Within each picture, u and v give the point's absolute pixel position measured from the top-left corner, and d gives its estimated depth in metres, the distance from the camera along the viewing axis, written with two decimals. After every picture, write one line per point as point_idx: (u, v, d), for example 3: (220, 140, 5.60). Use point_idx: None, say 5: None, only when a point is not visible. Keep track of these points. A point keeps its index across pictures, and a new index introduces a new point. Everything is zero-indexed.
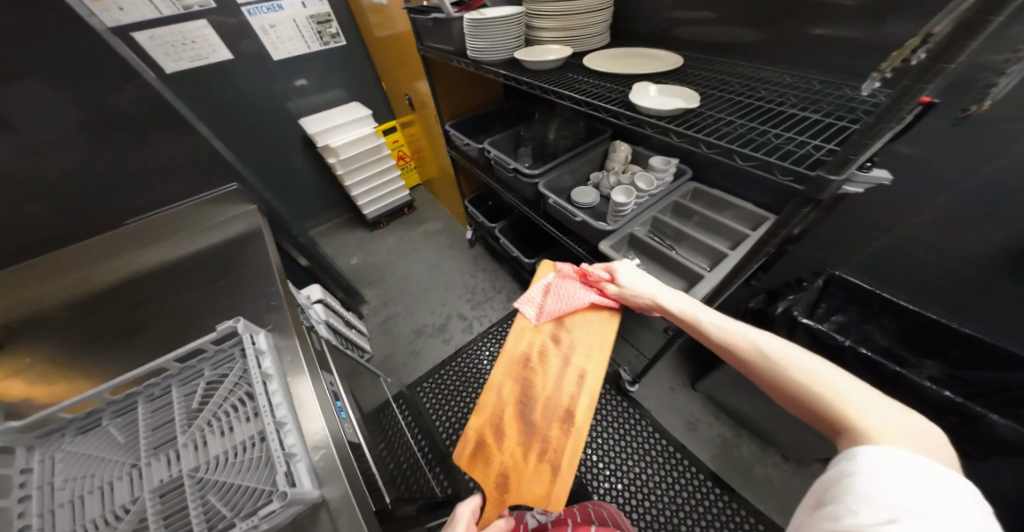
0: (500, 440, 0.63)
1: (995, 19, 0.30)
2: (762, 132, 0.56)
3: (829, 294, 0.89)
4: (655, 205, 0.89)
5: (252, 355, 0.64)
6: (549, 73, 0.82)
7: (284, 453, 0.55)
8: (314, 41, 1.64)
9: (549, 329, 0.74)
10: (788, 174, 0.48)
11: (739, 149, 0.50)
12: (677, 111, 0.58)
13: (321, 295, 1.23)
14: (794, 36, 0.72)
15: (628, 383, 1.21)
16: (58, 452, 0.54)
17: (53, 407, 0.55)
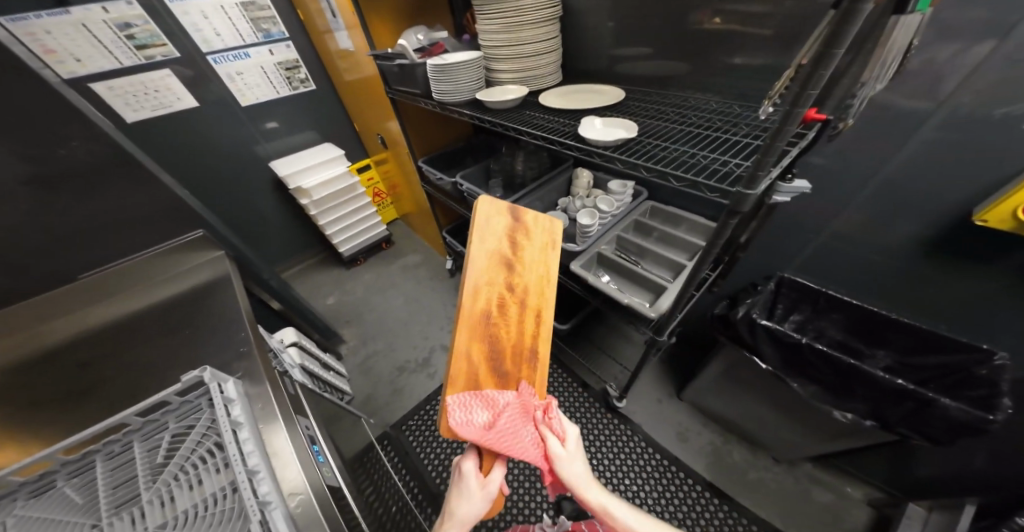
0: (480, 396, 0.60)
1: (837, 51, 0.36)
2: (693, 155, 0.62)
3: (783, 295, 0.95)
4: (618, 224, 0.95)
5: (221, 404, 0.61)
6: (509, 111, 0.89)
7: (257, 502, 0.52)
8: (282, 86, 1.69)
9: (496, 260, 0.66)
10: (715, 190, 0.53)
11: (671, 171, 0.57)
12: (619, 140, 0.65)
13: (295, 338, 1.20)
14: (720, 66, 0.82)
15: (616, 399, 1.19)
16: (9, 519, 0.51)
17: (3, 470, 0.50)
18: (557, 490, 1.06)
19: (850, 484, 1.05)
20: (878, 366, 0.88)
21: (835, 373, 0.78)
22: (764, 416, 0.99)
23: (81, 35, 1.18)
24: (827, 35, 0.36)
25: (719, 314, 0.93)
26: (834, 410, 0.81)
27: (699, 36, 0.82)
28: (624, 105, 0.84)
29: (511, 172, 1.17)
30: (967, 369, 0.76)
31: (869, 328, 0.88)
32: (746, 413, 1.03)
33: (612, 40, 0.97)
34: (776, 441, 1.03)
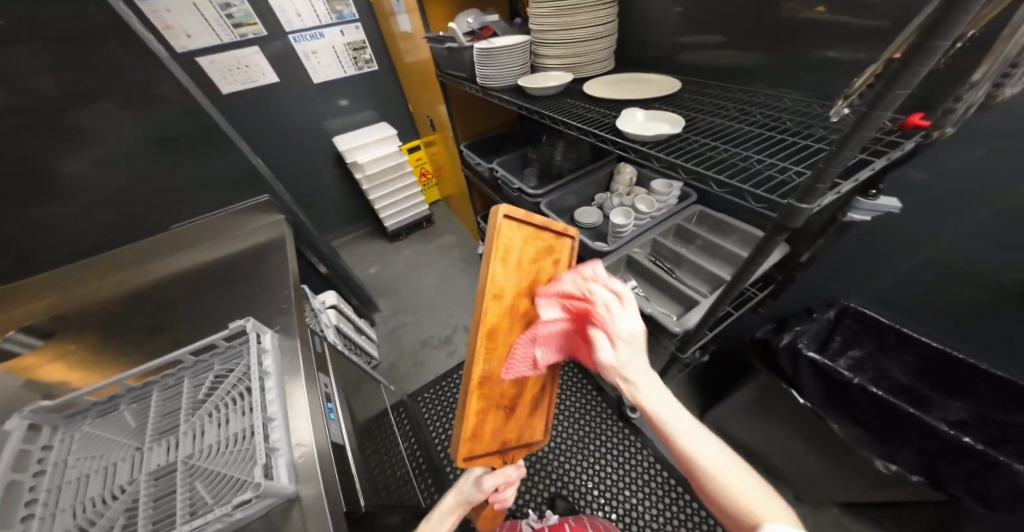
0: None
1: (944, 43, 0.28)
2: (746, 158, 0.54)
3: (844, 326, 0.83)
4: (656, 227, 0.88)
5: (255, 352, 0.68)
6: (549, 98, 0.85)
7: (266, 447, 0.58)
8: (349, 65, 1.79)
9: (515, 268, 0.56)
10: (761, 201, 0.45)
11: (713, 174, 0.49)
12: (658, 137, 0.58)
13: (335, 300, 1.29)
14: (804, 59, 0.71)
15: (629, 408, 1.16)
16: (77, 433, 0.62)
17: (79, 390, 0.63)
18: (552, 487, 1.07)
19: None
20: (947, 417, 0.73)
21: (886, 423, 0.69)
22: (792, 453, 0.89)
23: (191, 14, 1.34)
24: (925, 25, 0.28)
25: (759, 336, 0.84)
26: (875, 459, 0.71)
27: (782, 23, 0.71)
28: (677, 98, 0.76)
29: (550, 162, 1.14)
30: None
31: (945, 375, 0.74)
32: (774, 446, 0.94)
33: (678, 25, 0.88)
34: (803, 482, 0.93)
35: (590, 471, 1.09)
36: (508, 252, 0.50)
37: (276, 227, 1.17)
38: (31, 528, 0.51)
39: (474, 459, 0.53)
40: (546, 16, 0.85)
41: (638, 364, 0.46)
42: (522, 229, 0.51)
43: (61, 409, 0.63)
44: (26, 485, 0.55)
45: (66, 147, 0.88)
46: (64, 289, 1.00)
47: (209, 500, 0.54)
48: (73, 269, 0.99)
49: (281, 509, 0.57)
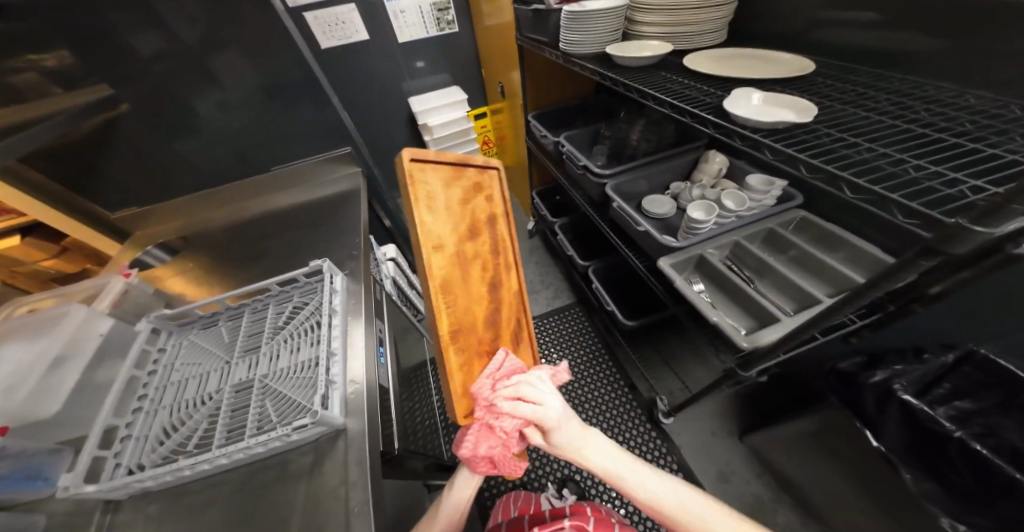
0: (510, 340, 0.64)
1: None
2: (898, 160, 0.42)
3: (960, 375, 0.65)
4: (742, 228, 0.78)
5: (327, 291, 0.75)
6: (640, 70, 0.78)
7: (326, 379, 0.64)
8: (432, 26, 1.78)
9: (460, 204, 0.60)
10: (914, 218, 0.34)
11: (847, 176, 0.37)
12: (776, 124, 0.48)
13: (394, 254, 1.36)
14: (991, 46, 0.56)
15: (662, 414, 1.08)
16: (185, 340, 0.77)
17: (191, 305, 0.79)
18: (565, 470, 1.09)
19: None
20: None
21: (977, 480, 0.57)
22: (841, 499, 0.76)
23: None
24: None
25: (840, 368, 0.71)
26: (941, 516, 0.55)
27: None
28: (805, 83, 0.65)
29: (624, 142, 1.06)
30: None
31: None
32: (820, 487, 0.81)
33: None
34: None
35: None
36: (430, 195, 0.55)
37: (350, 182, 1.23)
38: (139, 418, 0.66)
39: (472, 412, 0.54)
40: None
41: (573, 427, 0.52)
42: (437, 173, 0.58)
43: (177, 318, 0.80)
44: (141, 382, 0.70)
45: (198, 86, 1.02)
46: (188, 214, 1.19)
47: (274, 418, 0.62)
48: (194, 197, 1.17)
49: (329, 437, 0.63)
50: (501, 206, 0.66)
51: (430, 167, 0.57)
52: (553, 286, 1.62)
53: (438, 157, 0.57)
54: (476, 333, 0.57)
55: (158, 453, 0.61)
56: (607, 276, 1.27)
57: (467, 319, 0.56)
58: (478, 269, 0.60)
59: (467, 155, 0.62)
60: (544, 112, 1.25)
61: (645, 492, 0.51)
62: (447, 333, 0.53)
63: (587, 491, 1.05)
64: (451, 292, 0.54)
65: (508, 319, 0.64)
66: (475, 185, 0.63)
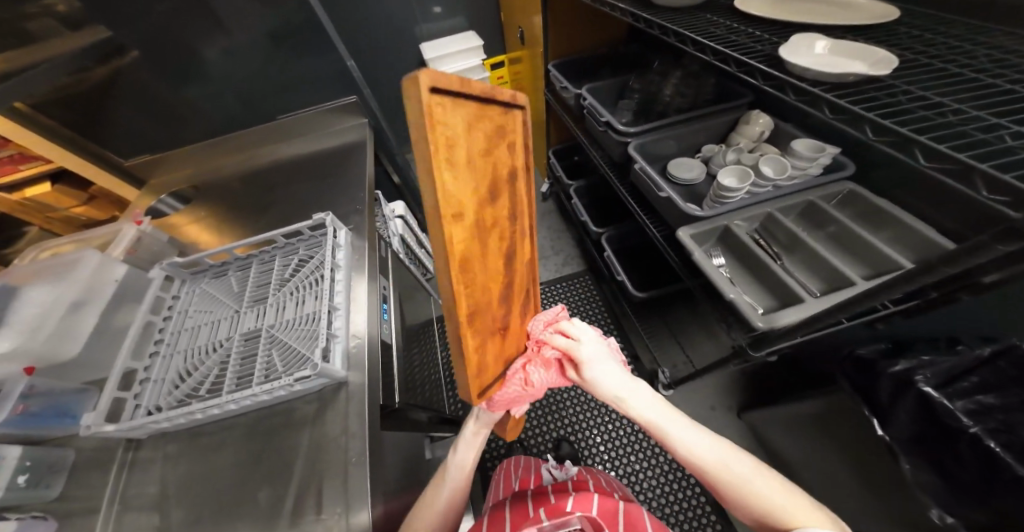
0: (519, 311, 0.61)
1: None
2: (988, 124, 0.35)
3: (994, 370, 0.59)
4: (778, 200, 0.71)
5: (330, 245, 0.74)
6: (680, 12, 0.68)
7: (327, 333, 0.64)
8: None
9: (479, 154, 0.44)
10: (999, 193, 0.28)
11: (924, 140, 0.31)
12: (842, 75, 0.41)
13: (403, 211, 1.32)
14: None
15: (662, 386, 1.11)
16: (197, 288, 0.79)
17: (200, 254, 0.79)
18: (561, 431, 1.13)
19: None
20: None
21: (980, 475, 0.53)
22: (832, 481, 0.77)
23: None
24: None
25: (859, 354, 0.68)
26: (930, 506, 0.56)
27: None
28: (879, 33, 0.55)
29: (654, 98, 0.96)
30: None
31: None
32: (811, 467, 0.82)
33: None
34: None
35: (603, 428, 1.13)
36: (453, 142, 0.37)
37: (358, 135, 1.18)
38: (157, 362, 0.68)
39: (483, 390, 0.53)
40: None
41: (608, 371, 0.56)
42: (456, 108, 0.38)
43: (189, 267, 0.80)
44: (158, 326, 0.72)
45: (206, 35, 0.99)
46: (197, 162, 1.16)
47: (280, 368, 0.63)
48: (203, 143, 1.14)
49: (332, 389, 0.64)
50: (520, 156, 0.56)
51: (450, 98, 0.37)
52: (563, 252, 1.59)
53: (464, 86, 0.37)
54: (490, 311, 0.51)
55: (174, 396, 0.64)
56: (621, 245, 1.22)
57: (483, 296, 0.49)
58: (496, 235, 0.50)
59: (500, 87, 0.45)
60: (568, 61, 1.14)
61: (704, 454, 0.48)
62: (465, 317, 0.45)
63: (581, 453, 1.09)
64: (472, 275, 0.45)
65: (518, 284, 0.60)
66: (500, 128, 0.49)
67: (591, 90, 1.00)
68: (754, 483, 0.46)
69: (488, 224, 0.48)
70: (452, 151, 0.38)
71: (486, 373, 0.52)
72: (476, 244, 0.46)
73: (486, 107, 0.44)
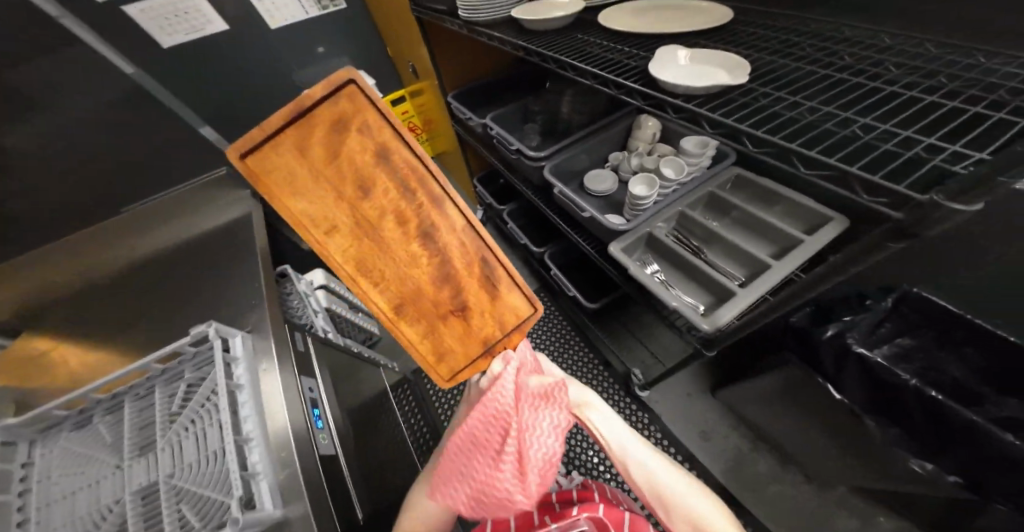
0: (481, 287, 0.53)
1: None
2: (841, 123, 0.39)
3: (897, 316, 0.68)
4: (685, 197, 0.74)
5: (221, 363, 0.59)
6: (555, 34, 0.68)
7: (244, 476, 0.50)
8: (312, 6, 1.27)
9: (321, 162, 0.39)
10: (880, 195, 0.29)
11: (801, 150, 0.31)
12: (713, 87, 0.41)
13: (324, 280, 1.14)
14: None
15: (639, 387, 1.06)
16: (57, 446, 0.52)
17: (48, 404, 0.52)
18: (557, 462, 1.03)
19: (885, 515, 0.81)
20: (994, 417, 0.56)
21: (933, 424, 0.57)
22: (810, 442, 0.79)
23: None
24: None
25: (795, 325, 0.72)
26: (910, 457, 0.62)
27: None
28: (726, 34, 0.58)
29: (555, 115, 0.97)
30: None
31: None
32: (788, 433, 0.84)
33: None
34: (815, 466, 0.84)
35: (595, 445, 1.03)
36: (287, 178, 0.38)
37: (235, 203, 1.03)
38: None
39: (456, 376, 0.56)
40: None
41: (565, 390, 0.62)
42: (279, 148, 0.37)
43: (32, 423, 0.52)
44: (11, 507, 0.46)
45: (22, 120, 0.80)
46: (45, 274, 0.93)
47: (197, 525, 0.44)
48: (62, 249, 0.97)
49: None
50: (392, 127, 0.41)
51: (262, 145, 0.36)
52: None
53: (263, 129, 0.36)
54: (428, 299, 0.50)
55: None
56: (564, 260, 1.21)
57: (409, 288, 0.48)
58: (394, 227, 0.45)
59: (308, 89, 0.36)
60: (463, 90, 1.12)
61: (656, 477, 0.55)
62: (392, 310, 0.48)
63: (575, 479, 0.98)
64: (377, 273, 0.46)
65: (462, 260, 0.51)
66: (338, 122, 0.39)
67: (495, 116, 0.97)
68: (693, 501, 0.53)
69: (372, 227, 0.44)
70: (307, 179, 0.39)
71: (455, 357, 0.55)
72: (366, 250, 0.44)
73: (305, 106, 0.37)
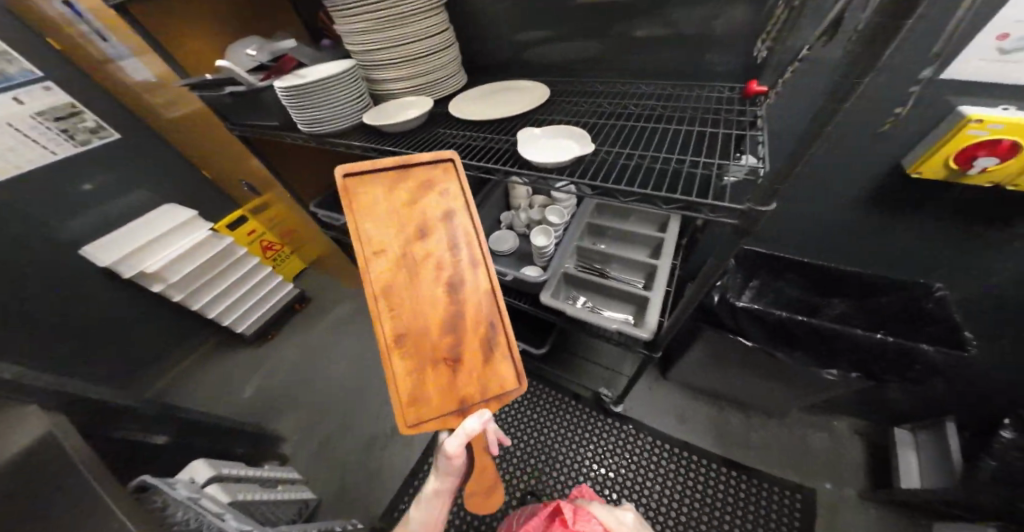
0: (479, 349, 0.50)
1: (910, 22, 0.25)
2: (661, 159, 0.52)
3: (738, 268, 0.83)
4: (573, 233, 0.84)
5: None
6: (416, 132, 0.64)
7: None
8: (61, 143, 0.96)
9: (404, 198, 0.49)
10: (717, 210, 0.42)
11: (659, 193, 0.43)
12: (574, 157, 0.50)
13: (209, 470, 0.76)
14: (622, 40, 0.68)
15: (612, 404, 1.09)
16: None
17: None
18: None
19: (835, 418, 1.04)
20: (833, 314, 0.79)
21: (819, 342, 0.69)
22: (751, 385, 0.96)
23: None
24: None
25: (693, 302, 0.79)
26: (821, 371, 0.70)
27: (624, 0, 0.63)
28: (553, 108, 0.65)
29: None
30: (916, 305, 0.70)
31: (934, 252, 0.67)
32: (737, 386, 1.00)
33: (510, 21, 0.74)
34: (765, 401, 1.01)
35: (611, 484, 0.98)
36: (365, 204, 0.47)
37: (9, 427, 0.45)
38: None
39: (420, 425, 0.46)
40: (364, 21, 0.60)
41: None
42: (373, 185, 0.48)
43: None
44: None
45: None
46: None
47: None
48: None
49: None
50: (459, 195, 0.51)
51: (367, 180, 0.48)
52: None
53: (374, 166, 0.48)
54: (430, 339, 0.48)
55: None
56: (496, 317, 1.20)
57: (420, 322, 0.47)
58: (432, 272, 0.49)
59: (415, 153, 0.49)
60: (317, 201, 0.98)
61: None
62: (392, 338, 0.46)
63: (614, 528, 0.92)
64: (398, 298, 0.47)
65: (473, 318, 0.50)
66: (425, 184, 0.50)
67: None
68: None
69: (415, 256, 0.48)
70: (373, 209, 0.48)
71: (432, 404, 0.47)
72: (396, 273, 0.47)
73: (410, 163, 0.50)
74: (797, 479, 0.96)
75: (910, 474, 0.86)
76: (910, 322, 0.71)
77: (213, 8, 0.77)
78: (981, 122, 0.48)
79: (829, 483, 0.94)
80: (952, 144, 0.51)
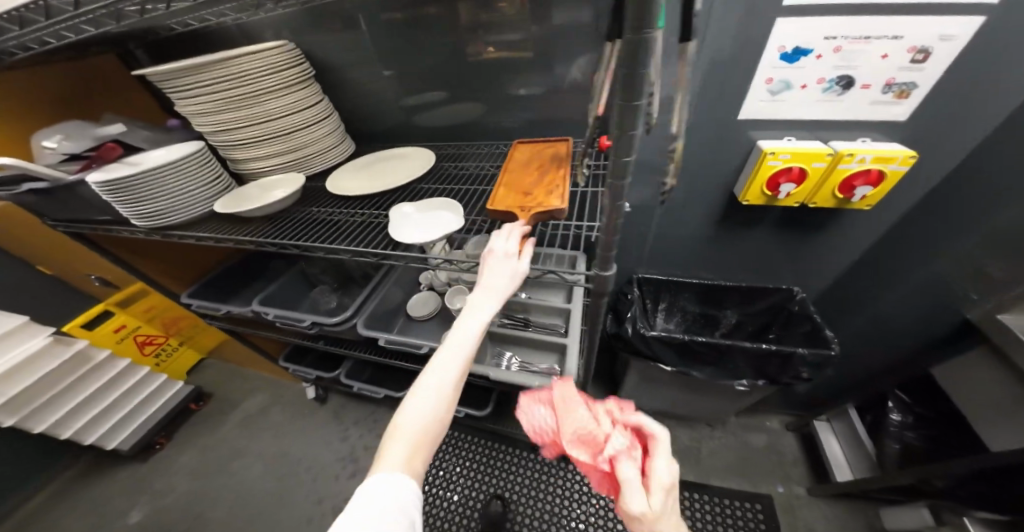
0: (553, 191, 0.48)
1: (638, 103, 0.24)
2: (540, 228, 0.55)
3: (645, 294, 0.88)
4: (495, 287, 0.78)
5: None
6: (280, 219, 0.59)
7: None
8: None
9: (539, 143, 0.62)
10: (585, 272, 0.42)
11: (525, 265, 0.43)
12: (442, 235, 0.47)
13: None
14: (507, 99, 0.71)
15: None
16: None
17: None
18: None
19: (768, 417, 1.11)
20: (730, 324, 0.87)
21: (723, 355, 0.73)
22: (688, 399, 0.98)
23: None
24: (616, 83, 0.24)
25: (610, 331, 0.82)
26: (734, 381, 0.75)
27: (499, 66, 0.66)
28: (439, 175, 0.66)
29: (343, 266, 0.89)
30: (785, 308, 0.80)
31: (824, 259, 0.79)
32: (679, 403, 1.02)
33: (397, 89, 0.74)
34: (705, 413, 1.04)
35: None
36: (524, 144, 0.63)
37: None
38: None
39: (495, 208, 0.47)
40: (204, 109, 0.57)
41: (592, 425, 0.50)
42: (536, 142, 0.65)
43: None
44: None
45: None
46: None
47: None
48: None
49: None
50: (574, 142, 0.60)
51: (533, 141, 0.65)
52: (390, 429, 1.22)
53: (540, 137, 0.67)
54: (525, 183, 0.52)
55: None
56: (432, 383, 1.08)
57: (522, 177, 0.53)
58: (541, 162, 0.56)
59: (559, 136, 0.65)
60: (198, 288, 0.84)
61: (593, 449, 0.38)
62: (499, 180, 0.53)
63: None
64: (512, 169, 0.56)
65: (557, 179, 0.51)
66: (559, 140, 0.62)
67: (263, 299, 0.77)
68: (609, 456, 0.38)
69: (534, 158, 0.58)
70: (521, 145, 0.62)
71: (505, 205, 0.48)
72: (518, 163, 0.57)
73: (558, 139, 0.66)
74: (753, 489, 0.98)
75: (840, 464, 0.90)
76: (785, 325, 0.81)
77: (32, 89, 0.66)
78: (776, 155, 0.56)
79: (782, 487, 0.98)
80: (760, 173, 0.59)
